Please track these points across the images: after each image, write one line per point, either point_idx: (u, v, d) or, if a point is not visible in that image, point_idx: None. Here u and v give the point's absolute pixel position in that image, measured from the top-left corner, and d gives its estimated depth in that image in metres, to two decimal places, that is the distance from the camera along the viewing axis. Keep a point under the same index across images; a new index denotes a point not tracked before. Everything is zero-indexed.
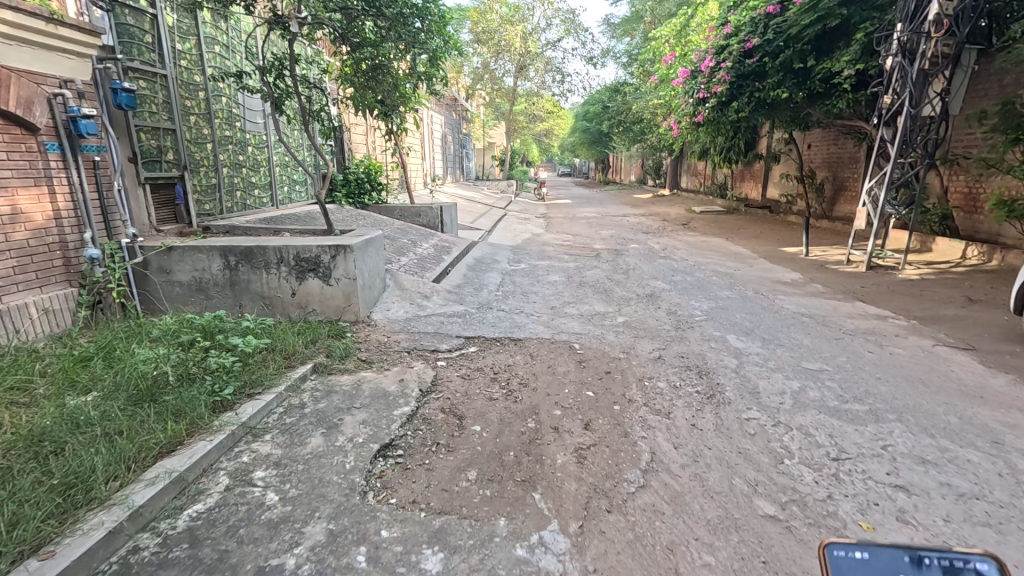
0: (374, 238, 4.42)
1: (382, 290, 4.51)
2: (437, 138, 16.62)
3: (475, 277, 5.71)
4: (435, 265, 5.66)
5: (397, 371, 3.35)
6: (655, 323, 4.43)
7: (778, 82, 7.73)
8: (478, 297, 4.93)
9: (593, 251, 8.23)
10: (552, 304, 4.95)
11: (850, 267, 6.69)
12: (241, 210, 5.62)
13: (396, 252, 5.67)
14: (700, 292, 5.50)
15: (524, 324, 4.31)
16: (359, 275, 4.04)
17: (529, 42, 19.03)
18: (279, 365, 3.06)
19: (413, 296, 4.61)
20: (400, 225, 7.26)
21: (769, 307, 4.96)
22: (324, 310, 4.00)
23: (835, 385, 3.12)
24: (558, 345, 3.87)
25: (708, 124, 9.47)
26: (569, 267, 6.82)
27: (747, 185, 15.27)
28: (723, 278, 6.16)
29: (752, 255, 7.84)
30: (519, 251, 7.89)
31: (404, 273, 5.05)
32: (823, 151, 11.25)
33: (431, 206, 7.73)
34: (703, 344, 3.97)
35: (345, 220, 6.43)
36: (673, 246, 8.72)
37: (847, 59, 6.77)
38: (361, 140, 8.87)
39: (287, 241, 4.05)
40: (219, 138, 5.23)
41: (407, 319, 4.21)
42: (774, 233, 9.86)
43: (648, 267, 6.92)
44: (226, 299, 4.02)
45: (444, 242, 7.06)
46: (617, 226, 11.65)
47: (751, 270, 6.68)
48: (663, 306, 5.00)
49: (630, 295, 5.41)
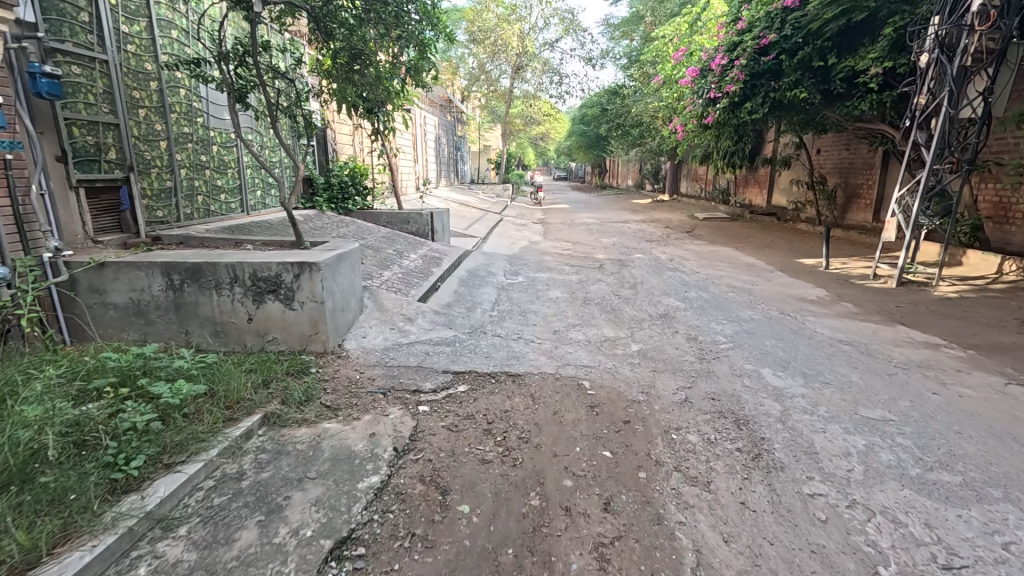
0: (349, 253, 3.79)
1: (357, 312, 3.89)
2: (430, 139, 16.05)
3: (467, 293, 5.10)
4: (422, 281, 5.03)
5: (368, 421, 2.72)
6: (675, 352, 3.83)
7: (796, 82, 7.17)
8: (470, 319, 4.32)
9: (596, 261, 7.65)
10: (554, 326, 4.34)
11: (878, 282, 6.13)
12: (203, 218, 4.99)
13: (378, 265, 5.06)
14: (719, 312, 4.92)
15: (523, 353, 3.70)
16: (330, 297, 3.42)
17: (526, 42, 18.45)
18: (216, 419, 2.42)
19: (395, 320, 3.98)
20: (385, 234, 6.65)
21: (801, 332, 4.37)
22: (285, 339, 3.37)
23: (910, 444, 2.53)
24: (564, 382, 3.26)
25: (718, 126, 8.91)
26: (571, 281, 6.22)
27: (751, 191, 14.78)
28: (741, 296, 5.58)
29: (767, 267, 7.27)
30: (515, 262, 7.29)
31: (386, 290, 4.42)
32: (834, 156, 10.77)
33: (421, 212, 7.11)
34: (734, 381, 3.37)
35: (323, 229, 5.82)
36: (680, 256, 8.15)
37: (875, 56, 6.24)
38: (347, 141, 8.28)
39: (243, 256, 3.42)
40: (176, 135, 4.60)
41: (386, 348, 3.59)
42: (785, 243, 9.32)
43: (657, 281, 6.34)
44: (169, 325, 3.38)
45: (434, 252, 6.46)
46: (618, 233, 11.08)
47: (770, 286, 6.10)
48: (680, 330, 4.40)
49: (642, 316, 4.81)
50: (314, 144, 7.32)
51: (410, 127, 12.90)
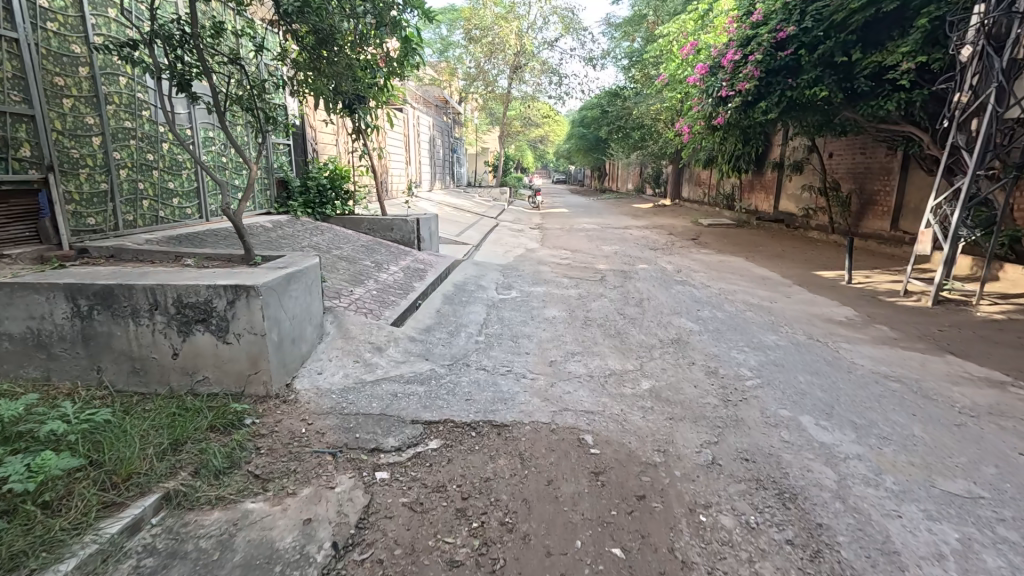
0: (305, 271, 3.16)
1: (315, 341, 3.27)
2: (423, 140, 15.45)
3: (451, 312, 4.48)
4: (400, 299, 4.40)
5: (306, 498, 2.09)
6: (694, 392, 3.20)
7: (815, 79, 6.58)
8: (452, 346, 3.69)
9: (597, 272, 7.05)
10: (549, 356, 3.72)
11: (910, 300, 5.52)
12: (149, 225, 4.38)
13: (349, 280, 4.44)
14: (739, 337, 4.30)
15: (512, 394, 3.07)
16: (276, 328, 2.79)
17: (524, 40, 17.88)
18: (87, 510, 1.79)
19: (361, 350, 3.35)
20: (365, 242, 6.04)
21: (837, 363, 3.75)
22: (219, 379, 2.74)
23: (1019, 539, 1.91)
24: (561, 436, 2.63)
25: (728, 127, 8.33)
26: (569, 296, 5.60)
27: (757, 196, 14.20)
28: (761, 316, 4.97)
29: (783, 281, 6.67)
30: (509, 273, 6.67)
31: (354, 313, 3.79)
32: (847, 160, 10.22)
33: (405, 218, 6.50)
34: (770, 432, 2.75)
35: (293, 238, 5.22)
36: (688, 267, 7.53)
37: (906, 50, 5.66)
38: (328, 141, 7.74)
39: (170, 276, 2.79)
40: (113, 130, 3.97)
41: (346, 388, 2.96)
42: (798, 253, 8.73)
43: (665, 297, 5.72)
44: (77, 361, 2.75)
45: (418, 264, 5.83)
46: (620, 240, 10.47)
47: (791, 303, 5.49)
48: (697, 360, 3.77)
49: (652, 341, 4.19)
50: (289, 143, 6.71)
51: (401, 128, 12.32)
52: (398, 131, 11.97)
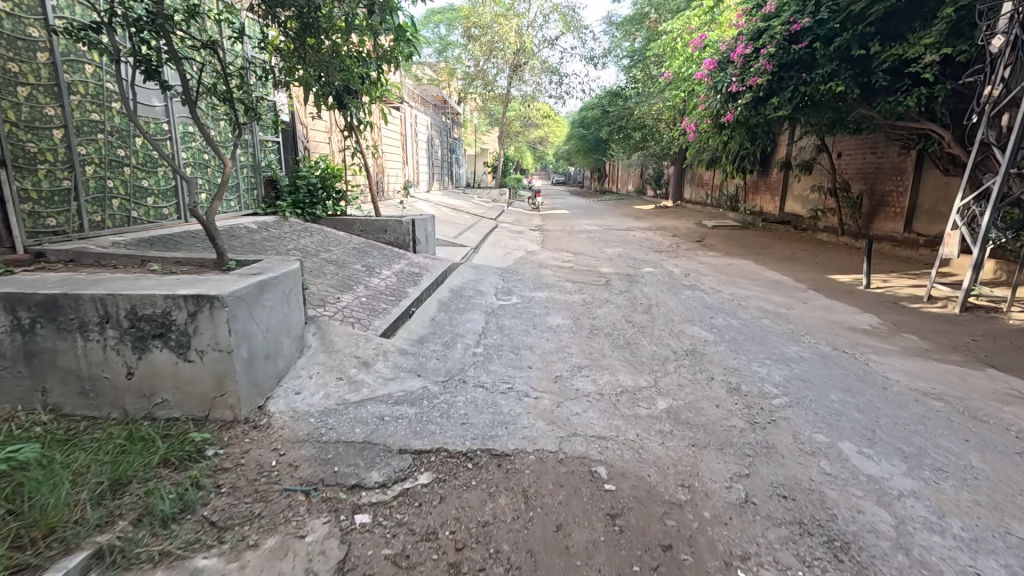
0: (283, 278, 2.83)
1: (294, 356, 2.94)
2: (421, 140, 15.14)
3: (446, 321, 4.14)
4: (391, 306, 4.06)
5: (270, 551, 1.75)
6: (717, 413, 2.87)
7: (831, 73, 6.28)
8: (447, 360, 3.35)
9: (601, 276, 6.72)
10: (553, 371, 3.38)
11: (936, 307, 5.20)
12: (120, 226, 4.04)
13: (337, 287, 4.10)
14: (759, 348, 3.97)
15: (514, 417, 2.73)
16: (245, 343, 2.45)
17: (524, 38, 17.57)
18: None
19: (345, 366, 3.01)
20: (357, 245, 5.71)
21: (869, 378, 3.42)
22: (180, 402, 2.40)
23: None
24: (571, 469, 2.30)
25: (736, 125, 8.01)
26: (573, 302, 5.28)
27: (762, 197, 13.88)
28: (779, 325, 4.64)
29: (798, 286, 6.33)
30: (508, 277, 6.34)
31: (339, 323, 3.45)
32: (857, 160, 9.91)
33: (400, 220, 6.17)
34: (807, 462, 2.41)
35: (279, 241, 4.89)
36: (696, 271, 7.21)
37: (930, 42, 5.36)
38: (320, 139, 7.46)
39: (126, 284, 2.45)
40: (78, 122, 3.63)
41: (325, 411, 2.62)
42: (809, 256, 8.41)
43: (675, 303, 5.40)
44: (18, 382, 2.40)
45: (412, 268, 5.50)
46: (623, 242, 10.14)
47: (809, 310, 5.17)
48: (715, 374, 3.45)
49: (664, 353, 3.86)
50: (278, 140, 6.39)
51: (398, 126, 12.01)
52: (394, 129, 11.67)
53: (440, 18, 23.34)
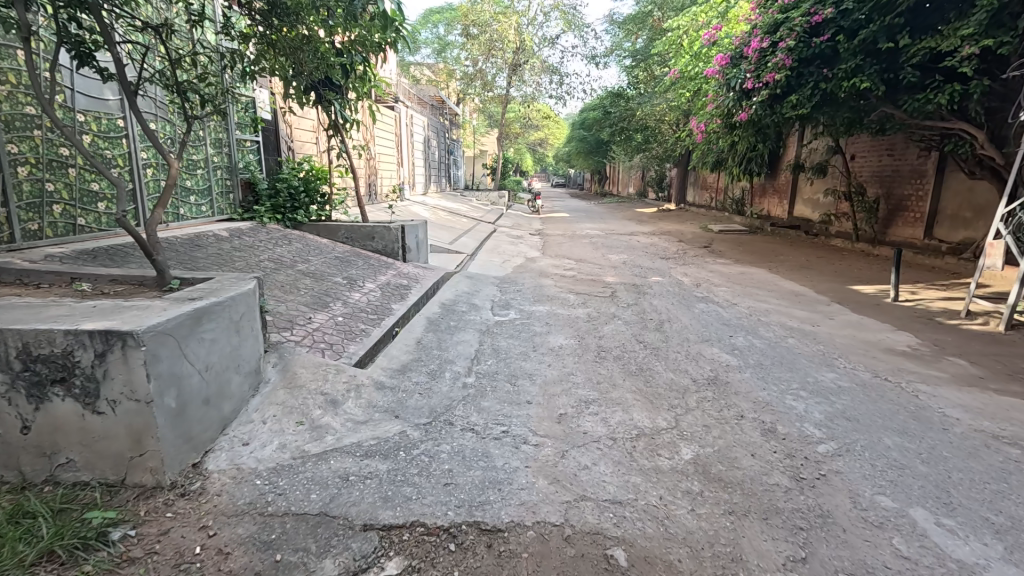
0: (232, 303, 2.33)
1: (247, 396, 2.44)
2: (417, 141, 14.67)
3: (434, 343, 3.64)
4: (371, 328, 3.56)
5: None
6: (754, 465, 2.38)
7: (854, 69, 5.82)
8: (432, 396, 2.86)
9: (605, 287, 6.23)
10: (556, 408, 2.89)
11: (978, 324, 4.71)
12: (63, 236, 3.56)
13: (310, 305, 3.61)
14: (790, 377, 3.49)
15: (509, 473, 2.24)
16: (173, 390, 1.95)
17: (523, 36, 17.06)
18: None
19: (308, 407, 2.52)
20: (341, 254, 5.23)
21: (924, 416, 2.93)
22: (89, 464, 1.90)
23: None
24: (582, 553, 1.80)
25: (750, 125, 7.53)
26: (576, 318, 4.79)
27: (770, 201, 13.40)
28: (807, 346, 4.15)
29: (819, 298, 5.85)
30: (506, 288, 5.86)
31: (303, 351, 2.95)
32: (874, 163, 9.45)
33: (389, 226, 5.69)
34: (875, 539, 1.92)
35: (250, 252, 4.41)
36: (708, 281, 6.73)
37: (968, 33, 4.90)
38: (305, 139, 7.05)
39: (22, 315, 1.94)
40: (6, 117, 3.14)
41: (275, 469, 2.11)
42: (826, 264, 7.93)
43: (688, 318, 4.92)
44: None
45: (400, 279, 5.02)
46: (627, 248, 9.66)
47: (837, 328, 4.68)
48: (745, 411, 2.95)
49: (682, 382, 3.38)
50: (257, 139, 5.91)
51: (392, 127, 11.54)
52: (388, 130, 11.20)
53: (438, 18, 22.85)
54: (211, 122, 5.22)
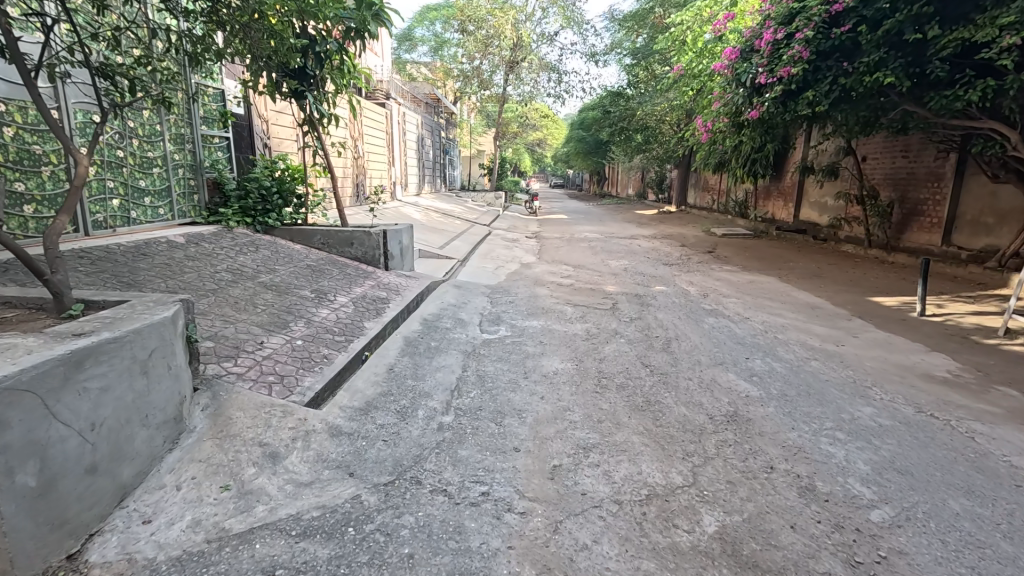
0: (138, 337, 1.82)
1: (159, 452, 1.94)
2: (410, 140, 14.19)
3: (408, 371, 3.13)
4: (334, 354, 3.04)
5: None
6: (797, 544, 1.89)
7: (877, 62, 5.35)
8: (398, 443, 2.36)
9: (606, 297, 5.75)
10: (548, 458, 2.39)
11: (1019, 345, 4.24)
12: None
13: (266, 326, 3.11)
14: (820, 412, 3.01)
15: (485, 560, 1.73)
16: (34, 463, 1.44)
17: (521, 32, 16.57)
18: None
19: (237, 466, 2.02)
20: (314, 263, 4.73)
21: (988, 468, 2.45)
22: None
23: None
24: None
25: (759, 123, 7.05)
26: (574, 336, 4.31)
27: (775, 204, 12.93)
28: (834, 371, 3.68)
29: (838, 311, 5.37)
30: (497, 299, 5.37)
31: (244, 387, 2.45)
32: (886, 165, 9.01)
33: (369, 231, 5.19)
34: None
35: (205, 260, 3.90)
36: (716, 291, 6.24)
37: (1008, 21, 4.42)
38: (281, 136, 6.56)
39: None
40: None
41: (178, 560, 1.61)
42: (839, 272, 7.45)
43: (698, 336, 4.43)
44: None
45: (379, 291, 4.52)
46: (628, 253, 9.17)
47: (864, 349, 4.20)
48: (775, 461, 2.47)
49: (697, 419, 2.89)
50: (227, 135, 5.41)
51: (382, 125, 11.05)
52: (378, 127, 10.70)
53: (436, 15, 22.40)
54: (171, 115, 4.72)
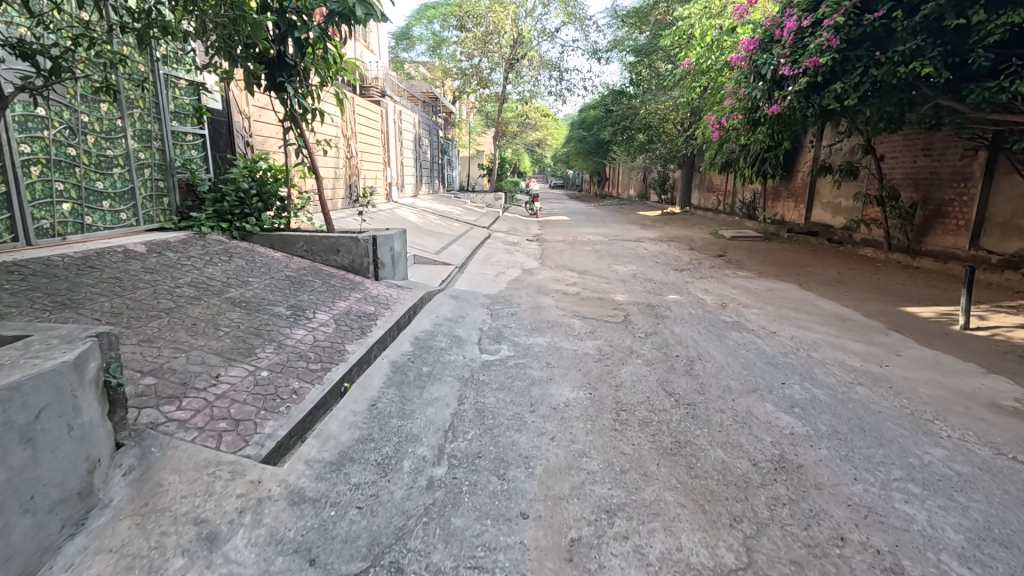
0: (20, 393, 1.34)
1: (53, 543, 1.46)
2: (406, 139, 13.71)
3: (392, 407, 2.65)
4: (306, 387, 2.56)
5: None
6: None
7: (914, 51, 4.88)
8: (376, 512, 1.88)
9: (616, 308, 5.27)
10: (564, 528, 1.91)
11: None
12: None
13: (226, 354, 2.63)
14: (884, 457, 2.53)
15: None
16: None
17: (522, 29, 16.11)
18: None
19: (160, 557, 1.53)
20: (294, 274, 4.26)
21: None
22: None
23: None
24: None
25: (780, 119, 6.57)
26: (585, 355, 3.83)
27: (785, 205, 12.45)
28: (886, 400, 3.20)
29: (872, 324, 4.89)
30: (497, 311, 4.88)
31: (186, 437, 1.97)
32: (907, 165, 8.56)
33: (357, 237, 4.73)
34: None
35: (163, 272, 3.42)
36: (734, 300, 5.76)
37: None
38: (262, 134, 6.07)
39: None
40: None
41: None
42: (863, 279, 6.97)
43: (724, 355, 3.96)
44: None
45: (366, 305, 4.04)
46: (636, 258, 8.70)
47: (911, 369, 3.73)
48: (846, 529, 1.99)
49: (739, 467, 2.41)
50: (202, 133, 4.93)
51: (377, 123, 10.57)
52: (372, 126, 10.22)
53: (434, 13, 21.96)
54: (135, 109, 4.24)
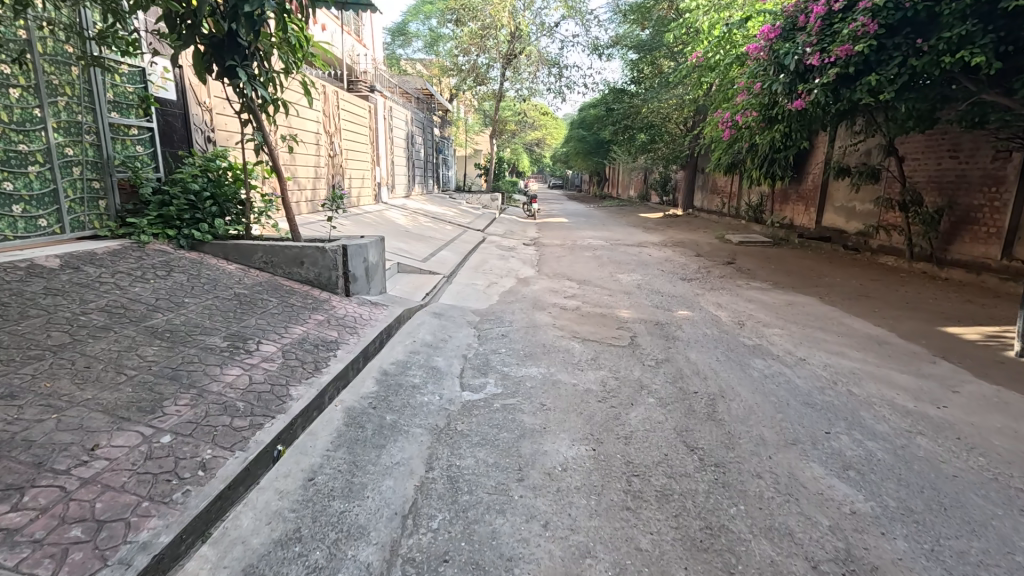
0: None
1: None
2: (398, 138, 13.12)
3: (335, 481, 2.03)
4: (222, 456, 1.94)
5: None
6: None
7: (964, 37, 4.27)
8: None
9: (620, 328, 4.66)
10: None
11: None
12: None
13: (120, 411, 2.02)
14: (982, 555, 1.91)
15: None
16: None
17: (520, 23, 15.48)
18: None
19: None
20: (246, 291, 3.63)
21: None
22: None
23: None
24: None
25: (800, 115, 5.96)
26: (586, 392, 3.22)
27: (795, 208, 11.84)
28: (959, 460, 2.57)
29: (914, 349, 4.26)
30: (484, 332, 4.25)
31: (6, 561, 1.35)
32: (930, 168, 7.99)
33: (323, 248, 4.11)
34: None
35: (72, 293, 2.82)
36: (753, 318, 5.14)
37: None
38: (223, 130, 5.45)
39: None
40: None
41: None
42: (891, 292, 6.36)
43: (750, 391, 3.34)
44: None
45: (326, 330, 3.42)
46: (640, 265, 8.09)
47: (976, 413, 3.10)
48: None
49: (794, 572, 1.79)
50: (150, 126, 4.28)
51: (365, 120, 9.94)
52: (359, 122, 9.60)
53: (429, 8, 21.35)
54: (60, 97, 3.62)
